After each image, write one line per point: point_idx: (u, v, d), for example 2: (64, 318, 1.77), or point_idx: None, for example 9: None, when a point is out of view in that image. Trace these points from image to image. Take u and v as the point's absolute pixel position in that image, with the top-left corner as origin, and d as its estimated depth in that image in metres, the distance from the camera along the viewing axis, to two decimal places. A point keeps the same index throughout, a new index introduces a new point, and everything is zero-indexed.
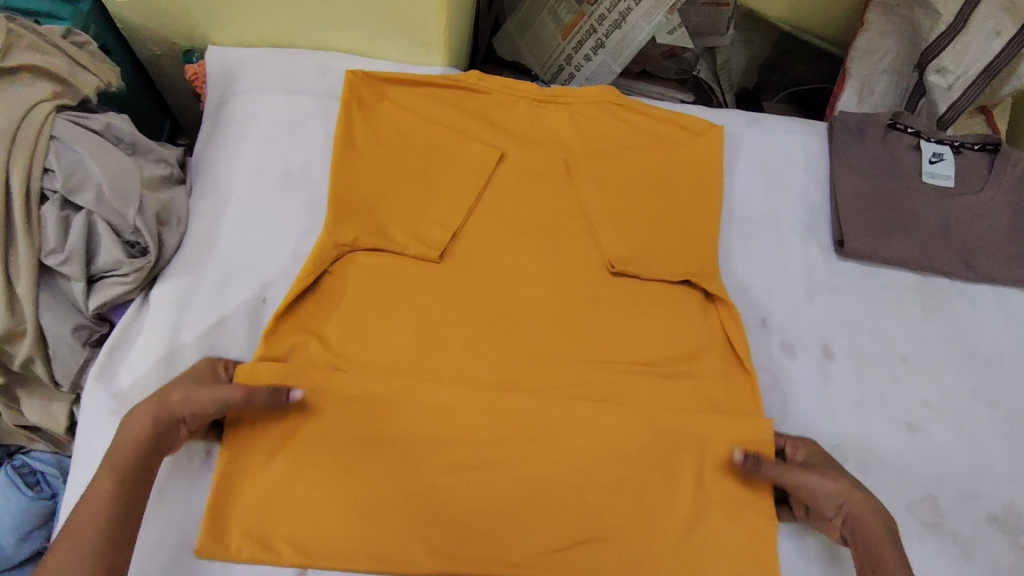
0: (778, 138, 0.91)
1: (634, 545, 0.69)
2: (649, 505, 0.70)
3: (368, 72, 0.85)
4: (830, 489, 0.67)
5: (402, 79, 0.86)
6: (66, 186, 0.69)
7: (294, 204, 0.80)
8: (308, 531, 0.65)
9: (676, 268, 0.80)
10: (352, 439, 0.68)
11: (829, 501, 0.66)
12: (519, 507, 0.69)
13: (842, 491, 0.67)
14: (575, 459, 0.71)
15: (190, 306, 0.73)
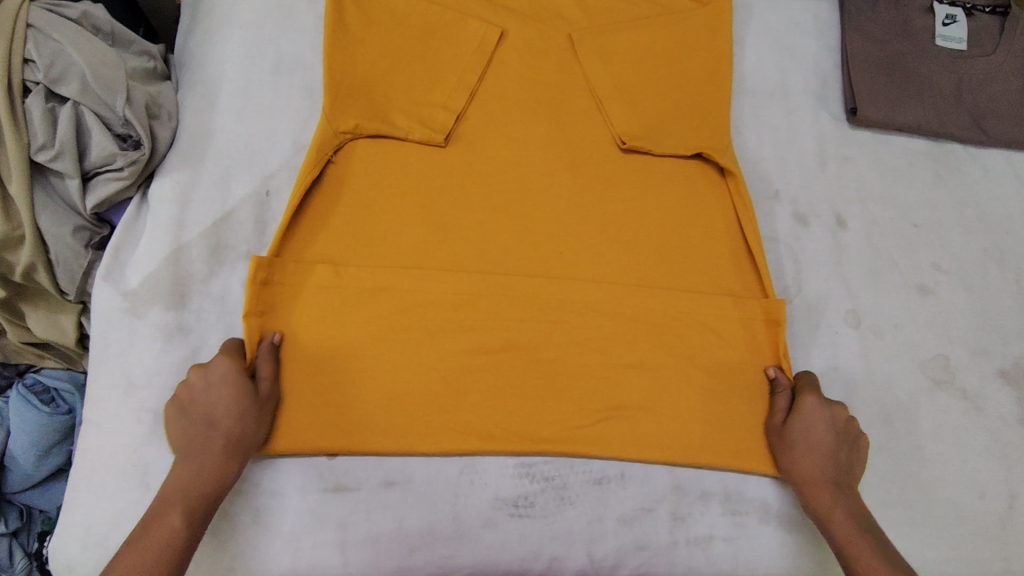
0: (787, 5, 0.87)
1: (661, 414, 0.70)
2: (673, 375, 0.71)
3: None
4: (792, 450, 0.67)
5: None
6: (48, 76, 0.65)
7: (288, 93, 0.76)
8: (324, 415, 0.66)
9: (687, 142, 0.78)
10: (371, 325, 0.68)
11: (780, 458, 0.68)
12: (543, 382, 0.69)
13: (801, 458, 0.66)
14: (590, 334, 0.71)
15: (192, 203, 0.70)
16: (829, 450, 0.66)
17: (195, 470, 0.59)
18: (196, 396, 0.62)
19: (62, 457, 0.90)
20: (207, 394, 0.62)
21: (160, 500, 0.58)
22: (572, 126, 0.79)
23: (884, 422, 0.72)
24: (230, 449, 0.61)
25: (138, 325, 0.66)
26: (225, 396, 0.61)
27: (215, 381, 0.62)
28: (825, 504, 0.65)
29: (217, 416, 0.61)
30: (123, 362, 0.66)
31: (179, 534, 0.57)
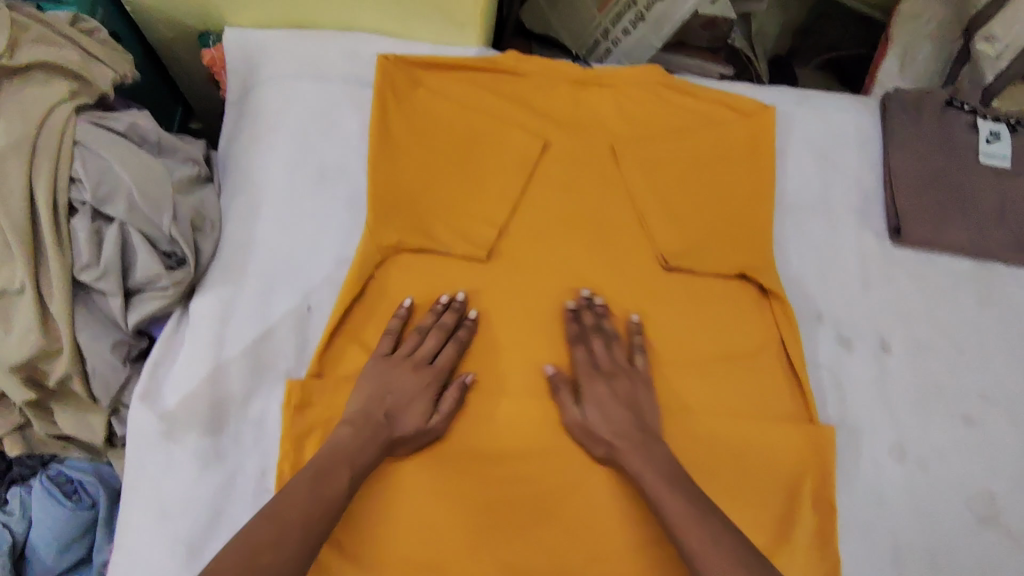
0: (830, 117, 0.87)
1: None
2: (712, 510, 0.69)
3: (401, 56, 0.80)
4: (594, 431, 0.68)
5: (438, 63, 0.81)
6: (95, 196, 0.65)
7: (331, 203, 0.76)
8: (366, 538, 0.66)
9: (731, 262, 0.77)
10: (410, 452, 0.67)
11: (592, 439, 0.68)
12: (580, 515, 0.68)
13: (600, 421, 0.68)
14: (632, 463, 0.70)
15: (233, 318, 0.70)
16: (620, 423, 0.67)
17: (362, 448, 0.63)
18: (417, 380, 0.67)
19: (82, 549, 0.89)
20: (398, 377, 0.67)
21: (326, 458, 0.61)
22: (616, 241, 0.78)
23: (926, 558, 0.71)
24: (378, 443, 0.64)
25: (175, 449, 0.65)
26: (421, 392, 0.67)
27: (381, 371, 0.68)
28: (637, 464, 0.65)
29: (408, 410, 0.66)
30: (158, 486, 0.65)
31: (327, 513, 0.57)
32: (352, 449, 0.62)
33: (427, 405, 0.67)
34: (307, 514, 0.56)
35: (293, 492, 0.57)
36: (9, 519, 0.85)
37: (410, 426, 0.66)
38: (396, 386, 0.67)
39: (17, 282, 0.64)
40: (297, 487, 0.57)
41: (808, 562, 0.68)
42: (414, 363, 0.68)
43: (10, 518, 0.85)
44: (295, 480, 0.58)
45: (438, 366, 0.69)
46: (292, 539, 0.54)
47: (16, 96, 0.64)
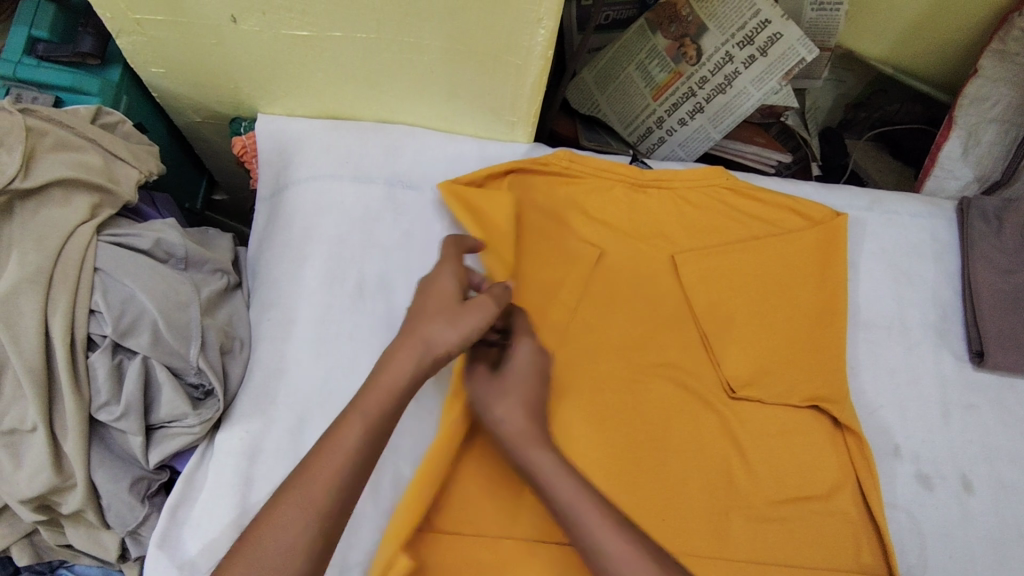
0: (904, 222, 0.81)
1: None
2: None
3: (456, 177, 0.74)
4: (485, 407, 0.63)
5: (492, 172, 0.75)
6: (117, 331, 0.59)
7: (369, 318, 0.70)
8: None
9: (801, 391, 0.71)
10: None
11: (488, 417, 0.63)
12: None
13: (509, 409, 0.62)
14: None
15: (262, 453, 0.63)
16: (518, 400, 0.63)
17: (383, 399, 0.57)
18: (435, 330, 0.59)
19: None
20: (434, 300, 0.61)
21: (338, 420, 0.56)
22: (679, 366, 0.72)
23: None
24: (375, 420, 0.56)
25: None
26: (449, 318, 0.60)
27: (427, 297, 0.62)
28: (532, 452, 0.60)
29: (403, 349, 0.59)
30: None
31: (337, 490, 0.53)
32: (351, 434, 0.55)
33: (430, 354, 0.59)
34: (304, 524, 0.51)
35: (285, 509, 0.51)
36: None
37: (442, 342, 0.59)
38: (426, 306, 0.61)
39: (28, 422, 0.58)
40: (291, 498, 0.52)
41: None
42: (436, 310, 0.60)
43: None
44: (289, 490, 0.52)
45: (465, 325, 0.60)
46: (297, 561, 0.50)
47: (35, 223, 0.58)
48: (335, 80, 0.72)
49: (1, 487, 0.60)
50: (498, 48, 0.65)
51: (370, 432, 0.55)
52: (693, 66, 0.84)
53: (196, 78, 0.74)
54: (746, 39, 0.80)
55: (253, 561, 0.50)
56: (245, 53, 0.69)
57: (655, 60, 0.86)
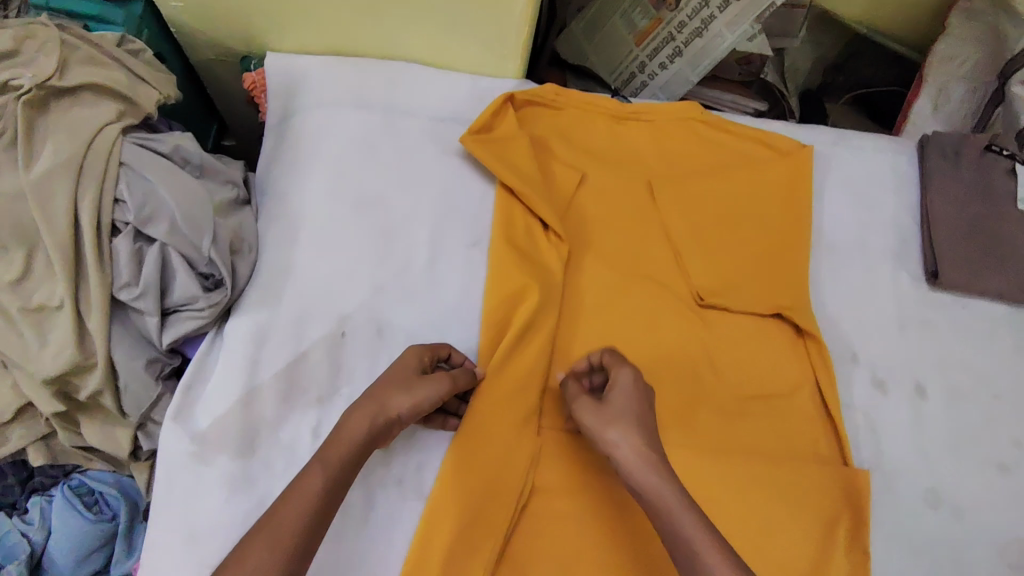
0: (866, 157, 0.87)
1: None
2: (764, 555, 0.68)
3: (475, 122, 0.79)
4: (599, 433, 0.60)
5: (498, 106, 0.80)
6: (139, 217, 0.65)
7: (368, 230, 0.75)
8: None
9: (766, 301, 0.77)
10: (474, 492, 0.65)
11: (604, 446, 0.60)
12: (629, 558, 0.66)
13: (609, 434, 0.59)
14: (736, 505, 0.69)
15: (267, 341, 0.69)
16: (628, 423, 0.59)
17: (340, 453, 0.58)
18: (392, 396, 0.61)
19: (99, 560, 0.90)
20: (398, 370, 0.63)
21: (301, 469, 0.57)
22: (656, 277, 0.78)
23: None
24: (337, 473, 0.57)
25: (204, 471, 0.65)
26: (409, 385, 0.62)
27: (391, 369, 0.64)
28: (650, 474, 0.56)
29: (357, 411, 0.60)
30: (189, 508, 0.64)
31: (306, 529, 0.53)
32: (314, 486, 0.55)
33: (384, 418, 0.60)
34: (272, 564, 0.51)
35: (257, 552, 0.51)
36: (30, 528, 0.88)
37: (395, 404, 0.61)
38: (390, 376, 0.63)
39: (55, 299, 0.65)
40: (261, 540, 0.51)
41: None
42: (398, 378, 0.63)
43: (31, 528, 0.88)
44: (260, 529, 0.53)
45: (419, 394, 0.62)
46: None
47: (63, 118, 0.65)
48: (338, 12, 0.78)
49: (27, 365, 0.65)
50: None
51: (333, 482, 0.56)
52: (671, 12, 0.89)
53: (211, 12, 0.80)
54: None
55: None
56: None
57: (637, 8, 0.92)
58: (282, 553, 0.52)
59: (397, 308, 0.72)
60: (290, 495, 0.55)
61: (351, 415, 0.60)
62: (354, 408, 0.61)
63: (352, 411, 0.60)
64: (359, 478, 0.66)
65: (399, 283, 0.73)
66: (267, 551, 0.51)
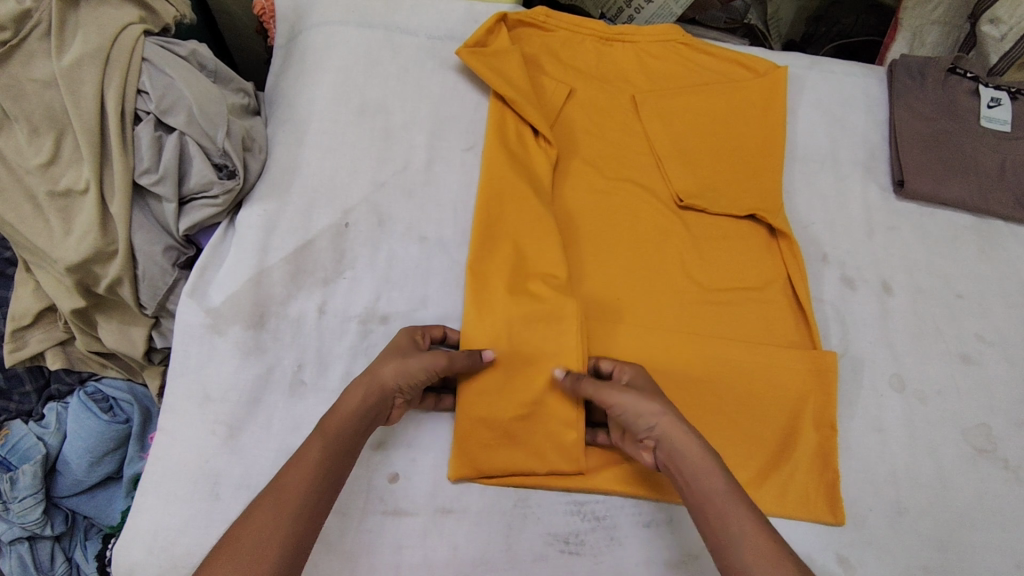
0: (839, 79, 0.93)
1: (733, 455, 0.70)
2: (739, 424, 0.72)
3: (469, 40, 0.84)
4: (636, 415, 0.61)
5: (492, 26, 0.86)
6: (159, 107, 0.71)
7: (368, 134, 0.81)
8: (520, 462, 0.67)
9: (742, 203, 0.82)
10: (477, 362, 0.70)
11: (638, 426, 0.61)
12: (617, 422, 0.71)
13: (642, 415, 0.60)
14: (718, 400, 0.72)
15: (276, 229, 0.74)
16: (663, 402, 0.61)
17: (342, 428, 0.58)
18: (386, 368, 0.62)
19: (112, 464, 0.94)
20: (394, 348, 0.65)
21: (303, 441, 0.57)
22: (638, 181, 0.83)
23: (927, 484, 0.73)
24: (336, 441, 0.58)
25: (217, 342, 0.69)
26: (403, 359, 0.63)
27: (389, 350, 0.65)
28: (692, 448, 0.58)
29: (355, 381, 0.62)
30: (202, 374, 0.69)
31: (308, 496, 0.54)
32: (312, 455, 0.56)
33: (378, 386, 0.61)
34: (276, 530, 0.51)
35: (262, 512, 0.51)
36: (45, 432, 0.91)
37: (389, 373, 0.62)
38: (388, 352, 0.65)
39: (81, 183, 0.70)
40: (268, 505, 0.52)
41: (811, 476, 0.71)
42: (395, 352, 0.65)
43: (46, 432, 0.92)
44: (266, 496, 0.53)
45: (411, 363, 0.63)
46: (270, 550, 0.50)
47: (92, 13, 0.70)
48: None
49: (54, 252, 0.71)
50: None
51: (333, 452, 0.57)
52: None
53: None
54: None
55: (236, 553, 0.49)
56: None
57: None
58: (287, 525, 0.51)
59: (395, 204, 0.78)
60: (301, 476, 0.54)
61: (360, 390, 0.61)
62: (357, 382, 0.62)
63: (356, 384, 0.61)
64: (361, 350, 0.72)
65: (398, 181, 0.79)
66: (271, 513, 0.51)
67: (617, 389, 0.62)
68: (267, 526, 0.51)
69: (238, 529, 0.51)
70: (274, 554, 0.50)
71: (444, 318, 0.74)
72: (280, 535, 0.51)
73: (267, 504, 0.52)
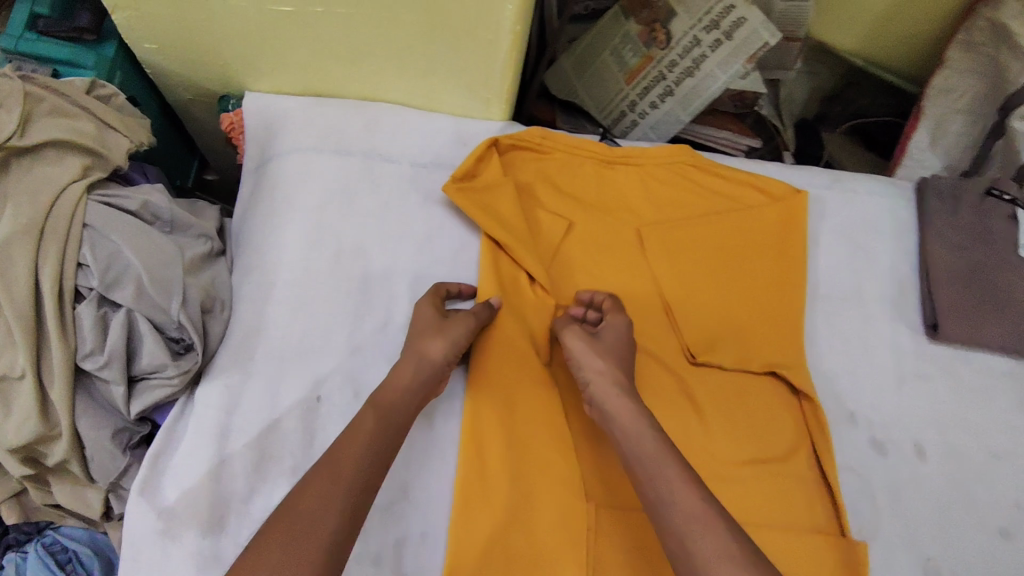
0: (862, 202, 0.84)
1: None
2: None
3: (456, 172, 0.76)
4: (580, 365, 0.67)
5: (484, 154, 0.78)
6: (102, 282, 0.62)
7: (345, 283, 0.72)
8: None
9: (760, 359, 0.74)
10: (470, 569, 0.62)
11: (580, 377, 0.67)
12: None
13: (587, 360, 0.67)
14: None
15: (239, 407, 0.66)
16: (609, 359, 0.67)
17: (379, 420, 0.61)
18: (432, 346, 0.65)
19: None
20: (422, 324, 0.67)
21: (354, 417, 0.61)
22: (644, 331, 0.75)
23: None
24: (387, 414, 0.61)
25: (170, 548, 0.61)
26: (443, 331, 0.66)
27: (424, 320, 0.68)
28: (620, 403, 0.63)
29: (401, 363, 0.65)
30: None
31: (360, 470, 0.57)
32: (365, 428, 0.60)
33: (425, 364, 0.65)
34: (334, 499, 0.55)
35: (317, 484, 0.56)
36: None
37: (438, 352, 0.65)
38: (421, 329, 0.67)
39: (18, 369, 0.61)
40: (319, 478, 0.56)
41: None
42: (428, 327, 0.67)
43: None
44: (319, 471, 0.57)
45: (452, 334, 0.66)
46: (325, 527, 0.54)
47: (25, 179, 0.63)
48: (313, 55, 0.76)
49: None
50: (470, 25, 0.69)
51: (385, 423, 0.61)
52: (663, 51, 0.87)
53: (188, 56, 0.79)
54: (712, 24, 0.83)
55: (294, 529, 0.53)
56: (233, 27, 0.73)
57: (629, 45, 0.89)
58: (353, 493, 0.56)
59: (374, 370, 0.70)
60: (356, 465, 0.57)
61: (411, 373, 0.64)
62: (412, 367, 0.64)
63: (411, 368, 0.64)
64: None
65: (378, 342, 0.71)
66: (324, 486, 0.56)
67: (571, 332, 0.69)
68: (325, 492, 0.55)
69: (294, 497, 0.55)
70: (328, 530, 0.54)
71: (427, 509, 0.65)
72: (343, 502, 0.55)
73: (318, 472, 0.57)
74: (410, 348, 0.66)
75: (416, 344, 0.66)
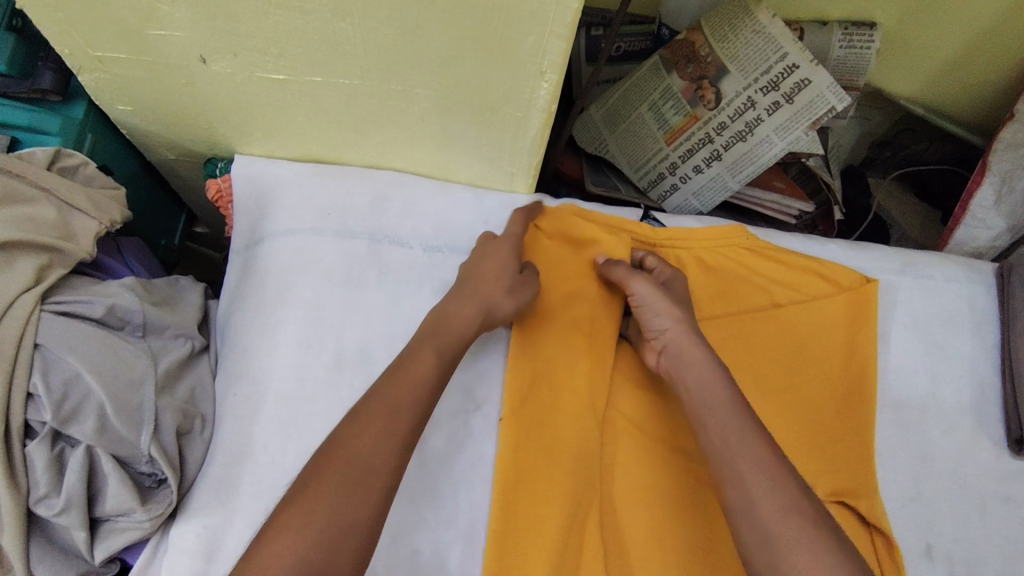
0: (938, 289, 0.74)
1: None
2: None
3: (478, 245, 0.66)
4: (653, 313, 0.63)
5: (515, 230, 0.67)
6: (57, 418, 0.52)
7: (347, 391, 0.62)
8: None
9: (827, 485, 0.64)
10: None
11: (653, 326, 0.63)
12: None
13: (659, 315, 0.63)
14: None
15: (219, 554, 0.56)
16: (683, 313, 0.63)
17: (413, 398, 0.53)
18: (501, 297, 0.61)
19: None
20: (493, 261, 0.63)
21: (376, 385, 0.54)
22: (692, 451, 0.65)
23: None
24: (419, 388, 0.54)
25: None
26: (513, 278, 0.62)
27: (497, 254, 0.64)
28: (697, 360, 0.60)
29: (466, 302, 0.60)
30: None
31: (383, 454, 0.50)
32: (388, 406, 0.52)
33: (486, 311, 0.61)
34: (349, 501, 0.47)
35: (331, 477, 0.47)
36: None
37: (505, 307, 0.61)
38: (488, 268, 0.63)
39: None
40: (336, 473, 0.48)
41: None
42: (497, 272, 0.62)
43: None
44: (333, 461, 0.49)
45: (523, 295, 0.62)
46: (347, 536, 0.46)
47: None
48: (311, 123, 0.66)
49: None
50: (496, 99, 0.58)
51: (414, 400, 0.53)
52: (711, 111, 0.77)
53: (166, 119, 0.68)
54: (771, 85, 0.74)
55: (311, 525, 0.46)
56: (219, 92, 0.62)
57: (671, 102, 0.79)
58: (366, 487, 0.48)
59: None
60: (373, 456, 0.49)
61: (473, 322, 0.60)
62: (476, 313, 0.60)
63: (475, 316, 0.60)
64: None
65: None
66: (340, 488, 0.47)
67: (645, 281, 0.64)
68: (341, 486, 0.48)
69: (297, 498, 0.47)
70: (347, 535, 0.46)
71: None
72: (361, 503, 0.47)
73: (333, 460, 0.49)
74: (470, 287, 0.62)
75: (482, 285, 0.62)
